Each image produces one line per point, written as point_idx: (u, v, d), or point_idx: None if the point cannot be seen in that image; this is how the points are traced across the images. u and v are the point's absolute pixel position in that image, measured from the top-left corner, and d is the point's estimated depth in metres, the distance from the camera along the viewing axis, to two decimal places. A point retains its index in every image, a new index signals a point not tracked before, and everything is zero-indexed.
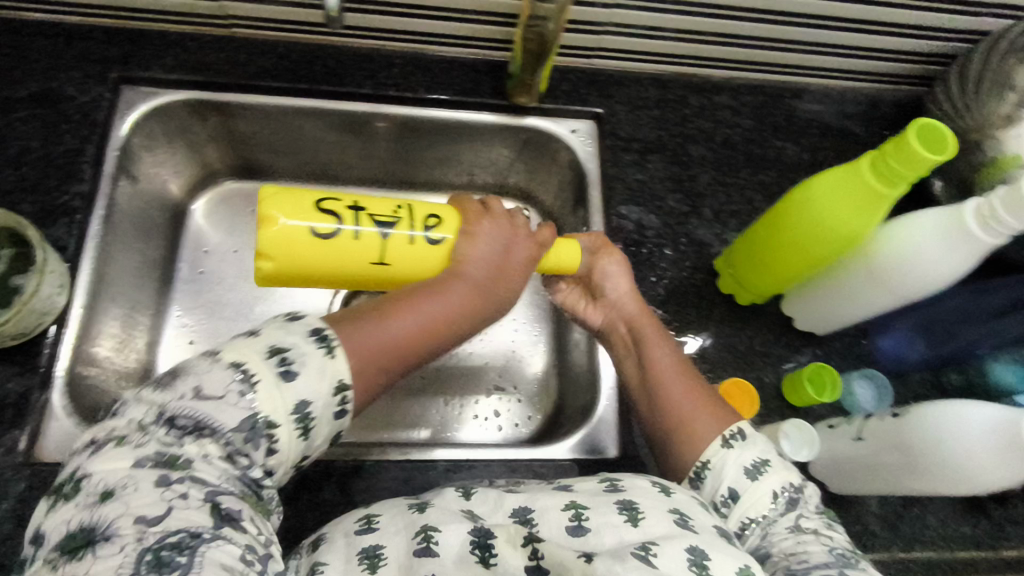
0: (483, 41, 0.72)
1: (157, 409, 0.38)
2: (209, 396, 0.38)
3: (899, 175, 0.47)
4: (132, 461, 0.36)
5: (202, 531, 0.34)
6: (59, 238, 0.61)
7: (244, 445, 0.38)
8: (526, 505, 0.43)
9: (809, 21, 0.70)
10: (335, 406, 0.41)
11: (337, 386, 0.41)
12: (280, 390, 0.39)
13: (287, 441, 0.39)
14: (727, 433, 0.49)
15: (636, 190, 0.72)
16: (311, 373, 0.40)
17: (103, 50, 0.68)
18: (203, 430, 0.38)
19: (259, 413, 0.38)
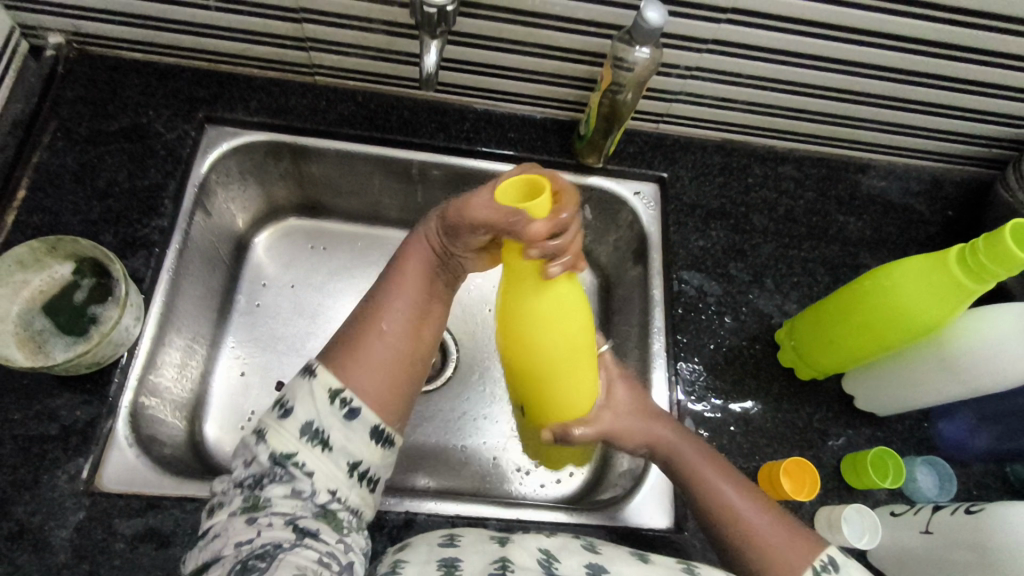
0: (555, 102, 0.74)
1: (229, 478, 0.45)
2: (248, 457, 0.45)
3: (987, 268, 0.49)
4: (226, 513, 0.43)
5: (283, 541, 0.41)
6: (137, 269, 0.63)
7: (282, 475, 0.43)
8: (605, 561, 0.44)
9: (878, 102, 0.71)
10: (339, 411, 0.46)
11: (331, 393, 0.46)
12: (282, 425, 0.45)
13: (312, 459, 0.44)
14: (818, 563, 0.48)
15: (698, 256, 0.72)
16: (304, 398, 0.46)
17: (192, 90, 0.71)
18: (257, 482, 0.43)
19: (275, 451, 0.44)
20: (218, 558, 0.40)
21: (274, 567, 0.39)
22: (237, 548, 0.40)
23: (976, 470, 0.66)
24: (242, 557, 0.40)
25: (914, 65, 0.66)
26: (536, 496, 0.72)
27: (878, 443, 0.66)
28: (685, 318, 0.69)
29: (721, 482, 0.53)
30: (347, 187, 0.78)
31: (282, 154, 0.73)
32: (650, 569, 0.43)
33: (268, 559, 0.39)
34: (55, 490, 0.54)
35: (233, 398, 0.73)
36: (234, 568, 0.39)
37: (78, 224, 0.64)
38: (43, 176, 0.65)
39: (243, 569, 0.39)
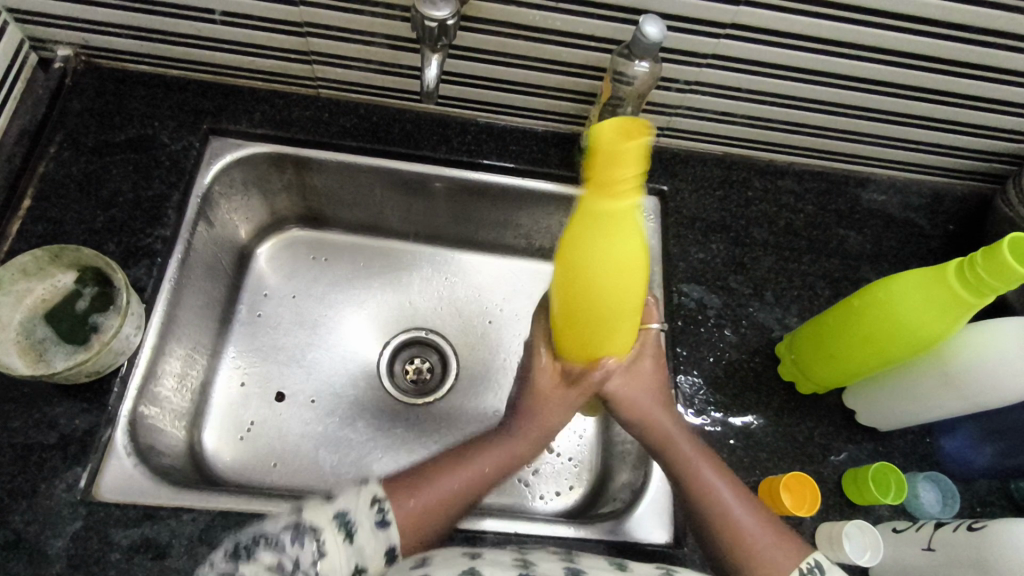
0: (555, 115, 0.74)
1: (231, 546, 0.44)
2: (264, 527, 0.44)
3: (986, 281, 0.49)
4: None
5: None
6: (139, 279, 0.63)
7: (292, 550, 0.42)
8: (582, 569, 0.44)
9: (878, 116, 0.72)
10: (374, 516, 0.46)
11: (376, 495, 0.47)
12: (321, 502, 0.45)
13: (330, 544, 0.43)
14: (804, 566, 0.48)
15: (698, 269, 0.72)
16: (349, 491, 0.46)
17: (198, 102, 0.72)
18: (264, 546, 0.42)
19: (301, 518, 0.44)
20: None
21: None
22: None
23: (980, 486, 0.65)
24: None
25: (913, 80, 0.67)
26: (536, 510, 0.71)
27: (880, 458, 0.66)
28: (685, 330, 0.69)
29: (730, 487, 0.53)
30: (348, 198, 0.79)
31: (285, 166, 0.74)
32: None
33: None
34: (53, 499, 0.54)
35: (233, 408, 0.73)
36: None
37: (82, 234, 0.64)
38: (49, 186, 0.66)
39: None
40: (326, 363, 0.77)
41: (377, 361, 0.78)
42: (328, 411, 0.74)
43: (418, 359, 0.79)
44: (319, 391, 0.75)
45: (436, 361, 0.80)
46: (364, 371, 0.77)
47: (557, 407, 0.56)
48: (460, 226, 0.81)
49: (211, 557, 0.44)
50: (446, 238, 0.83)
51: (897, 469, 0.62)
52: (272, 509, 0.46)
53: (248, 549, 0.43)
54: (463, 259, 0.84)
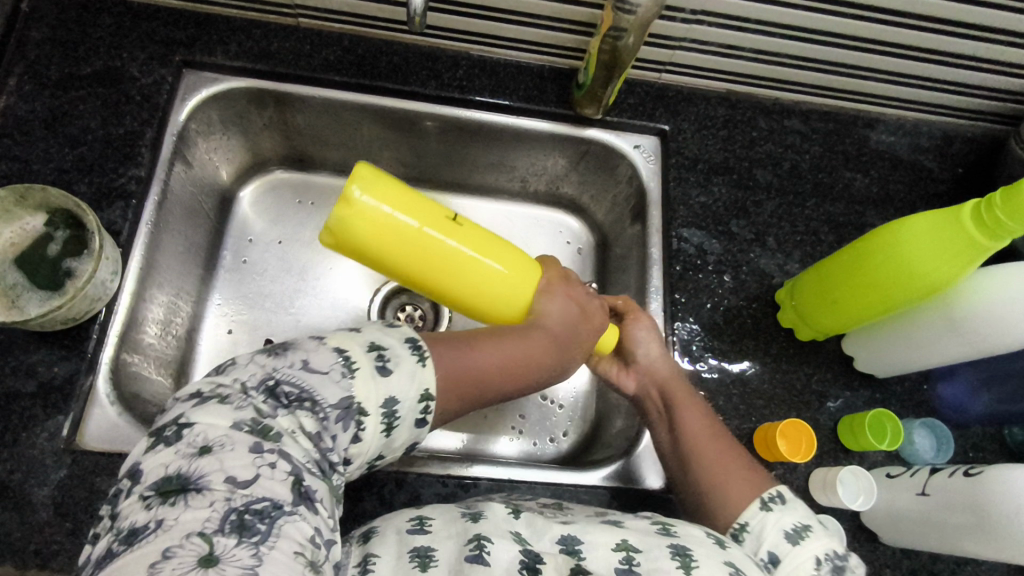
0: (553, 48, 0.70)
1: (262, 376, 0.40)
2: (314, 369, 0.40)
3: (1003, 224, 0.47)
4: (232, 421, 0.37)
5: (284, 501, 0.35)
6: (114, 221, 0.60)
7: (332, 423, 0.39)
8: (574, 535, 0.42)
9: (892, 51, 0.68)
10: (418, 413, 0.42)
11: (425, 393, 0.42)
12: (375, 379, 0.40)
13: (370, 434, 0.40)
14: (766, 496, 0.48)
15: (699, 214, 0.70)
16: (405, 371, 0.42)
17: (168, 32, 0.67)
18: (305, 402, 0.39)
19: (354, 398, 0.40)
20: (205, 488, 0.34)
21: (271, 533, 0.34)
22: (233, 488, 0.35)
23: (973, 432, 0.65)
24: (235, 503, 0.34)
25: (934, 10, 0.62)
26: (527, 457, 0.70)
27: (876, 405, 0.65)
28: (683, 276, 0.67)
29: (710, 432, 0.54)
30: (334, 138, 0.75)
31: (265, 103, 0.70)
32: (624, 538, 0.42)
33: (267, 522, 0.34)
34: (36, 448, 0.52)
35: (221, 356, 0.71)
36: (230, 522, 0.33)
37: (51, 173, 0.61)
38: (12, 122, 0.62)
39: (238, 526, 0.33)
40: (314, 311, 0.75)
41: (369, 308, 0.76)
42: None
43: (409, 306, 0.77)
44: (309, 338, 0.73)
45: (428, 308, 0.78)
46: (355, 318, 0.75)
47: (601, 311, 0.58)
48: (451, 168, 0.78)
49: (241, 365, 0.41)
50: (437, 181, 0.80)
51: (894, 415, 0.62)
52: (322, 339, 0.42)
53: (283, 395, 0.39)
54: (454, 204, 0.81)
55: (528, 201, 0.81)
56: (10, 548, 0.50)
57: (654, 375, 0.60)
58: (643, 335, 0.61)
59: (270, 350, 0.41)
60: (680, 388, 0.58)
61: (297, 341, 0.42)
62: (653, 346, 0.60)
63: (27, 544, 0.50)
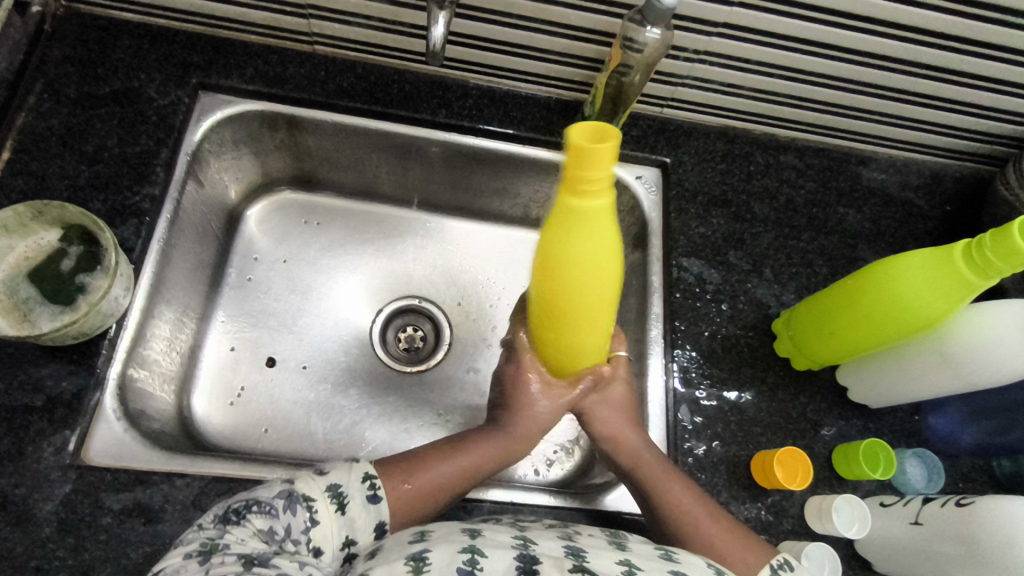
0: (560, 81, 0.72)
1: (219, 512, 0.43)
2: (255, 493, 0.44)
3: (993, 264, 0.49)
4: (182, 554, 0.40)
5: (230, 573, 0.38)
6: (127, 238, 0.61)
7: (283, 513, 0.43)
8: (581, 546, 0.43)
9: (885, 94, 0.71)
10: (364, 490, 0.46)
11: (367, 474, 0.47)
12: (315, 476, 0.45)
13: (326, 514, 0.44)
14: (776, 562, 0.48)
15: (698, 244, 0.72)
16: (343, 467, 0.47)
17: (186, 55, 0.69)
18: (252, 509, 0.43)
19: (295, 489, 0.44)
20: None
21: None
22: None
23: (963, 463, 0.67)
24: None
25: (924, 57, 0.66)
26: (527, 480, 0.71)
27: (869, 434, 0.67)
28: (683, 303, 0.69)
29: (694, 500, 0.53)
30: (343, 160, 0.76)
31: (278, 125, 0.71)
32: (627, 557, 0.43)
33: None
34: (41, 463, 0.52)
35: (223, 373, 0.72)
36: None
37: (65, 190, 0.62)
38: (29, 139, 0.62)
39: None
40: (318, 330, 0.75)
41: (371, 329, 0.77)
42: (320, 377, 0.73)
43: (411, 327, 0.78)
44: (311, 357, 0.74)
45: (430, 330, 0.79)
46: (357, 338, 0.76)
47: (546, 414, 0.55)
48: (457, 193, 0.80)
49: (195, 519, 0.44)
50: (442, 205, 0.82)
51: (887, 445, 0.63)
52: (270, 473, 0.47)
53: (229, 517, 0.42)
54: (458, 228, 0.82)
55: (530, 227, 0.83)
56: (11, 564, 0.49)
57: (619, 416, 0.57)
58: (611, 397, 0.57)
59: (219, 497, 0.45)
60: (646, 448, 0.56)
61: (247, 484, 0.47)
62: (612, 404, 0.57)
63: (28, 560, 0.50)
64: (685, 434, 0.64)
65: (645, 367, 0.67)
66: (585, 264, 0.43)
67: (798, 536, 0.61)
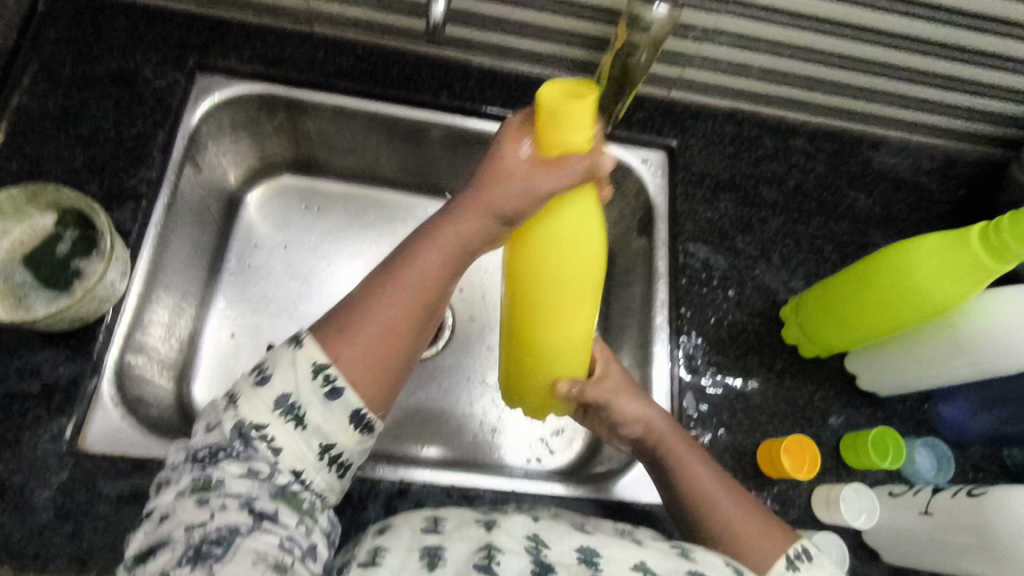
0: (565, 62, 0.70)
1: (184, 452, 0.41)
2: (212, 429, 0.41)
3: (1011, 247, 0.48)
4: (174, 492, 0.38)
5: (239, 525, 0.37)
6: (123, 223, 0.60)
7: (247, 452, 0.40)
8: (594, 547, 0.42)
9: (899, 74, 0.69)
10: (320, 388, 0.42)
11: (314, 368, 0.42)
12: (257, 394, 0.41)
13: (283, 436, 0.41)
14: (793, 552, 0.47)
15: (705, 229, 0.70)
16: (285, 366, 0.42)
17: (183, 35, 0.67)
18: (217, 452, 0.40)
19: (244, 422, 0.40)
20: (167, 541, 0.36)
21: (228, 554, 0.35)
22: (189, 531, 0.36)
23: (973, 452, 0.65)
24: (191, 544, 0.36)
25: (941, 35, 0.64)
26: (529, 470, 0.70)
27: (878, 423, 0.66)
28: (689, 290, 0.67)
29: (720, 486, 0.52)
30: (343, 144, 0.75)
31: (276, 108, 0.70)
32: (643, 558, 0.41)
33: (224, 545, 0.35)
34: (38, 449, 0.52)
35: (223, 359, 0.71)
36: (186, 555, 0.35)
37: (61, 173, 0.61)
38: (23, 121, 0.61)
39: (194, 556, 0.35)
40: (318, 316, 0.74)
41: None
42: None
43: None
44: None
45: None
46: None
47: (506, 195, 0.45)
48: (459, 177, 0.78)
49: (170, 454, 0.42)
50: (444, 190, 0.80)
51: (896, 434, 0.62)
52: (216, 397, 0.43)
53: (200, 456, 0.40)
54: None
55: None
56: (8, 550, 0.49)
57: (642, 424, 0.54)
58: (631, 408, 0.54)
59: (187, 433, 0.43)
60: (674, 439, 0.54)
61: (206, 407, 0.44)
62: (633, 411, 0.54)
63: (26, 546, 0.49)
64: (690, 423, 0.63)
65: (649, 354, 0.66)
66: (571, 250, 0.46)
67: (805, 525, 0.60)
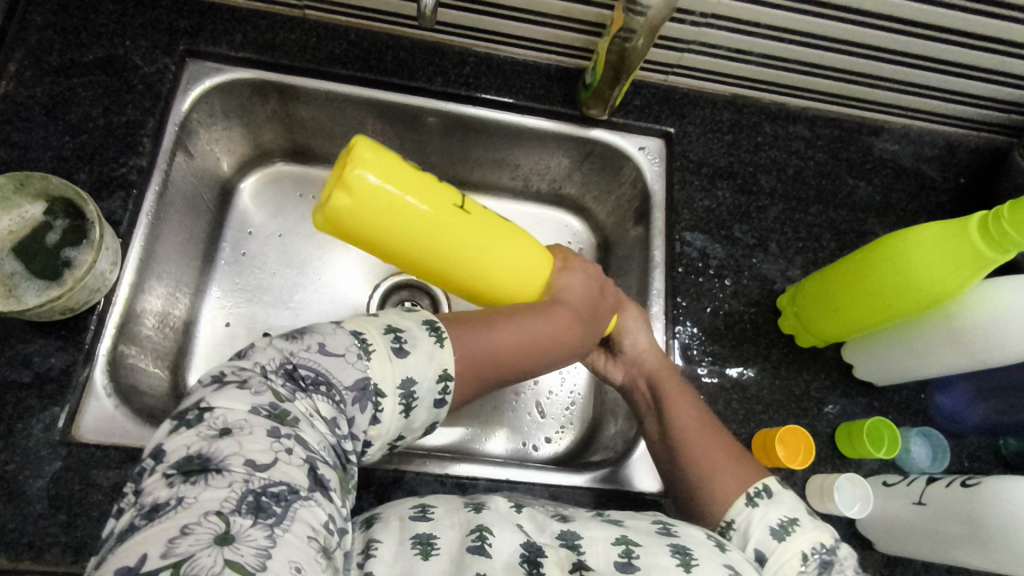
0: (561, 47, 0.69)
1: (283, 359, 0.41)
2: (330, 352, 0.42)
3: (1009, 236, 0.48)
4: (248, 406, 0.38)
5: (301, 487, 0.36)
6: (114, 211, 0.60)
7: (351, 405, 0.41)
8: (574, 530, 0.42)
9: (901, 59, 0.68)
10: (435, 395, 0.44)
11: (442, 373, 0.44)
12: (391, 361, 0.42)
13: (389, 414, 0.42)
14: (753, 490, 0.48)
15: (702, 217, 0.69)
16: (422, 353, 0.44)
17: (172, 20, 0.66)
18: (322, 383, 0.41)
19: (371, 379, 0.42)
20: (224, 469, 0.35)
21: (286, 516, 0.35)
22: (250, 471, 0.35)
23: (969, 442, 0.65)
24: (253, 486, 0.35)
25: (944, 20, 0.62)
26: (524, 458, 0.70)
27: (874, 412, 0.66)
28: (685, 279, 0.67)
29: (707, 435, 0.53)
30: (337, 132, 0.74)
31: (268, 94, 0.69)
32: (624, 534, 0.42)
33: (283, 505, 0.35)
34: (31, 439, 0.52)
35: (218, 348, 0.71)
36: (248, 504, 0.34)
37: (50, 161, 0.60)
38: (11, 108, 0.61)
39: (255, 508, 0.34)
40: (313, 305, 0.74)
41: (368, 303, 0.76)
42: None
43: (409, 302, 0.77)
44: None
45: (428, 305, 0.77)
46: (353, 313, 0.75)
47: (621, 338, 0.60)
48: (454, 164, 0.77)
49: (257, 350, 0.42)
50: (440, 177, 0.80)
51: (892, 424, 0.62)
52: (339, 322, 0.44)
53: (302, 378, 0.41)
54: None
55: (530, 200, 0.81)
56: (3, 539, 0.49)
57: (642, 367, 0.60)
58: (633, 326, 0.60)
59: (287, 335, 0.43)
60: (670, 381, 0.58)
61: (316, 324, 0.44)
62: (640, 337, 0.60)
63: (21, 536, 0.49)
64: None
65: None
66: None
67: None
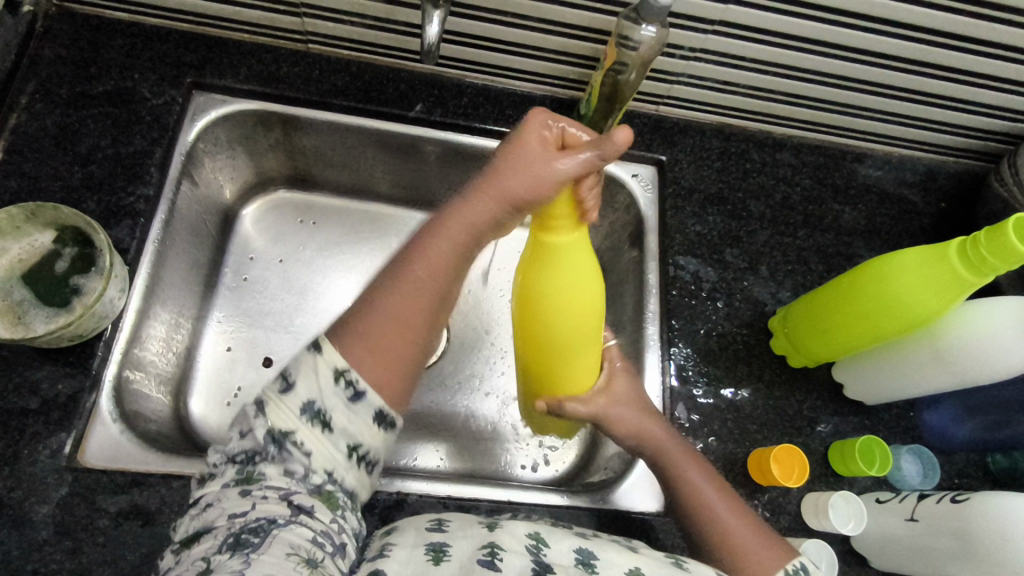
0: (556, 79, 0.72)
1: (223, 450, 0.43)
2: (243, 429, 0.42)
3: (987, 261, 0.50)
4: (219, 484, 0.41)
5: (279, 517, 0.39)
6: (121, 239, 0.61)
7: (280, 452, 0.41)
8: (591, 548, 0.43)
9: (880, 91, 0.71)
10: (342, 392, 0.42)
11: (336, 372, 0.43)
12: (284, 400, 0.42)
13: (311, 439, 0.42)
14: (791, 567, 0.48)
15: (695, 242, 0.71)
16: (307, 373, 0.43)
17: (180, 54, 0.68)
18: (251, 455, 0.41)
19: (272, 427, 0.41)
20: (211, 529, 0.39)
21: (265, 543, 0.38)
22: (231, 519, 0.39)
23: (959, 458, 0.67)
24: (235, 529, 0.39)
25: (920, 54, 0.66)
26: (525, 479, 0.71)
27: (865, 430, 0.67)
28: (679, 302, 0.69)
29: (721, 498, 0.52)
30: (338, 160, 0.76)
31: (272, 125, 0.71)
32: (639, 562, 0.42)
33: (261, 535, 0.38)
34: (37, 465, 0.52)
35: (219, 373, 0.71)
36: (228, 543, 0.38)
37: (60, 190, 0.61)
38: (22, 139, 0.62)
39: (235, 544, 0.38)
40: (314, 329, 0.75)
41: None
42: None
43: None
44: None
45: None
46: None
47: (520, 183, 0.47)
48: (452, 191, 0.79)
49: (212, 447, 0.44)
50: (438, 204, 0.82)
51: (883, 442, 0.64)
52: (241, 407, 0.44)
53: (239, 454, 0.42)
54: None
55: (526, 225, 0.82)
56: (8, 567, 0.49)
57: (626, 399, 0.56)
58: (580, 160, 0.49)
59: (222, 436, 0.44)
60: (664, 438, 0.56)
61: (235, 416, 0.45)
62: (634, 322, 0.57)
63: (25, 562, 0.49)
64: (683, 432, 0.64)
65: (641, 365, 0.67)
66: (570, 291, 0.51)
67: (796, 532, 0.61)
